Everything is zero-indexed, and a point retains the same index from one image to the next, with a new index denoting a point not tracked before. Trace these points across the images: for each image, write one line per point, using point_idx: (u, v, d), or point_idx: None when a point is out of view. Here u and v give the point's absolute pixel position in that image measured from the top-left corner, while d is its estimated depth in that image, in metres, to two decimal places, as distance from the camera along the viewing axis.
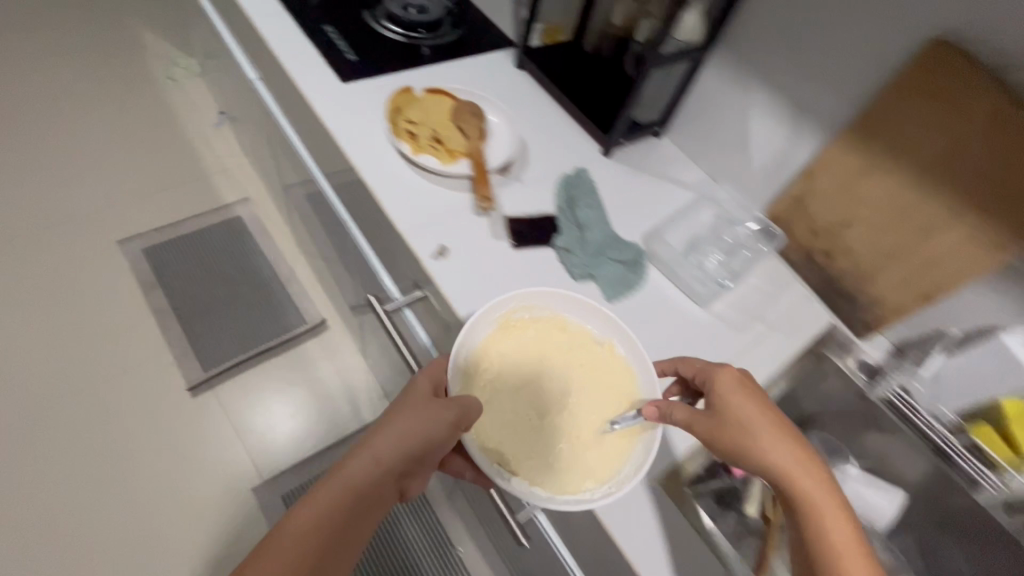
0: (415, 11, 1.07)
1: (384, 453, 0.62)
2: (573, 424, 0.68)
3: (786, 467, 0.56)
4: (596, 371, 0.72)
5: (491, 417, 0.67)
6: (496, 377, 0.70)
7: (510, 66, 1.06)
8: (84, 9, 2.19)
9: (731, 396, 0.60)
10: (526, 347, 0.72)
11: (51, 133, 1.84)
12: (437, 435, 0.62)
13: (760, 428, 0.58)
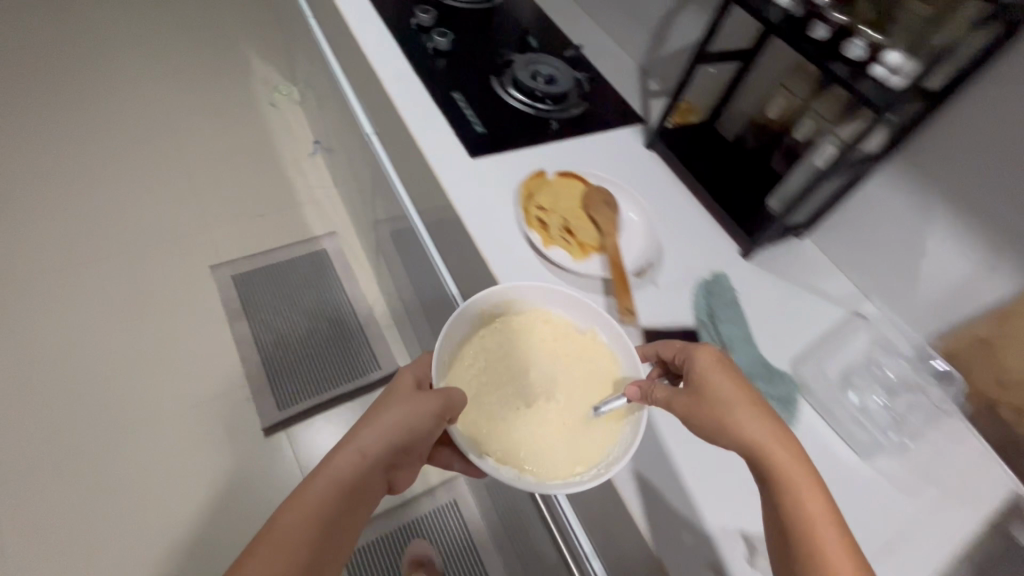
0: (542, 80, 1.03)
1: (375, 445, 0.60)
2: (553, 412, 0.70)
3: (762, 442, 0.53)
4: (579, 368, 0.74)
5: (480, 404, 0.69)
6: (479, 367, 0.71)
7: (639, 145, 1.00)
8: (200, 34, 2.31)
9: (710, 371, 0.57)
10: (512, 339, 0.74)
11: (158, 151, 1.92)
12: (427, 424, 0.62)
13: (737, 404, 0.55)
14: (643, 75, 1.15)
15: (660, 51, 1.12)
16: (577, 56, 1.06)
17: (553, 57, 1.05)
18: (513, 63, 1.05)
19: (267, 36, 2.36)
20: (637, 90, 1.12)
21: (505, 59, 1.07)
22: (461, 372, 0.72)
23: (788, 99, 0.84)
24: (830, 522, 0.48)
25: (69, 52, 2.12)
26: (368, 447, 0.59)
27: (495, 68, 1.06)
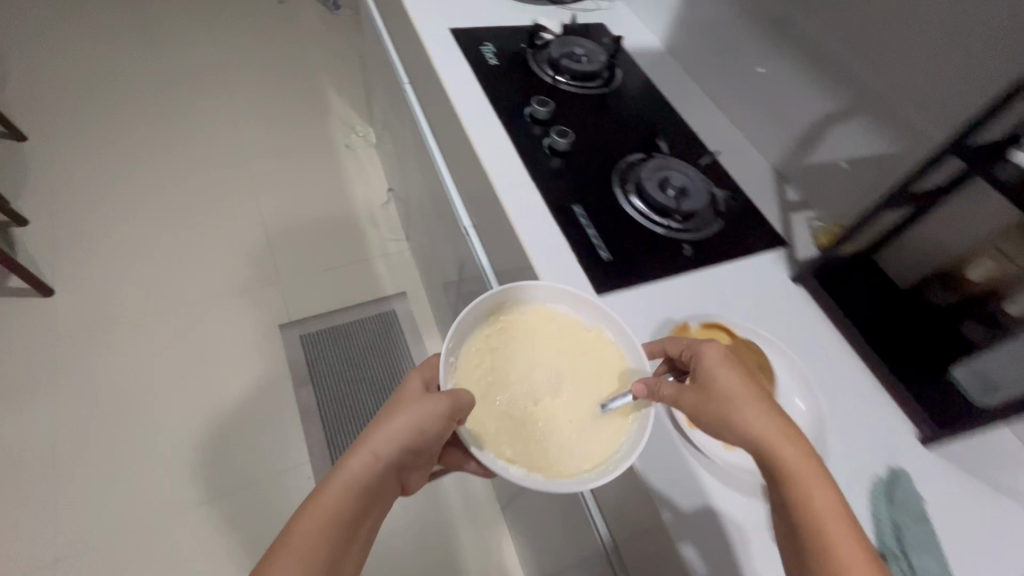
0: (673, 191, 0.90)
1: (387, 450, 0.58)
2: (563, 409, 0.69)
3: (767, 436, 0.51)
4: (589, 363, 0.72)
5: (493, 397, 0.69)
6: (490, 368, 0.70)
7: (784, 278, 0.87)
8: (282, 66, 2.30)
9: (717, 367, 0.57)
10: (524, 335, 0.73)
11: (234, 189, 1.90)
12: (438, 426, 0.60)
13: (744, 400, 0.54)
14: (779, 182, 1.02)
15: (804, 159, 0.98)
16: (712, 163, 0.93)
17: (685, 164, 0.93)
18: (639, 170, 0.93)
19: (348, 73, 2.33)
20: (773, 201, 0.98)
21: (629, 163, 0.95)
22: (467, 370, 0.70)
23: (995, 263, 0.72)
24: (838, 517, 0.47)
25: (157, 79, 2.13)
26: (382, 451, 0.58)
27: (617, 174, 0.94)
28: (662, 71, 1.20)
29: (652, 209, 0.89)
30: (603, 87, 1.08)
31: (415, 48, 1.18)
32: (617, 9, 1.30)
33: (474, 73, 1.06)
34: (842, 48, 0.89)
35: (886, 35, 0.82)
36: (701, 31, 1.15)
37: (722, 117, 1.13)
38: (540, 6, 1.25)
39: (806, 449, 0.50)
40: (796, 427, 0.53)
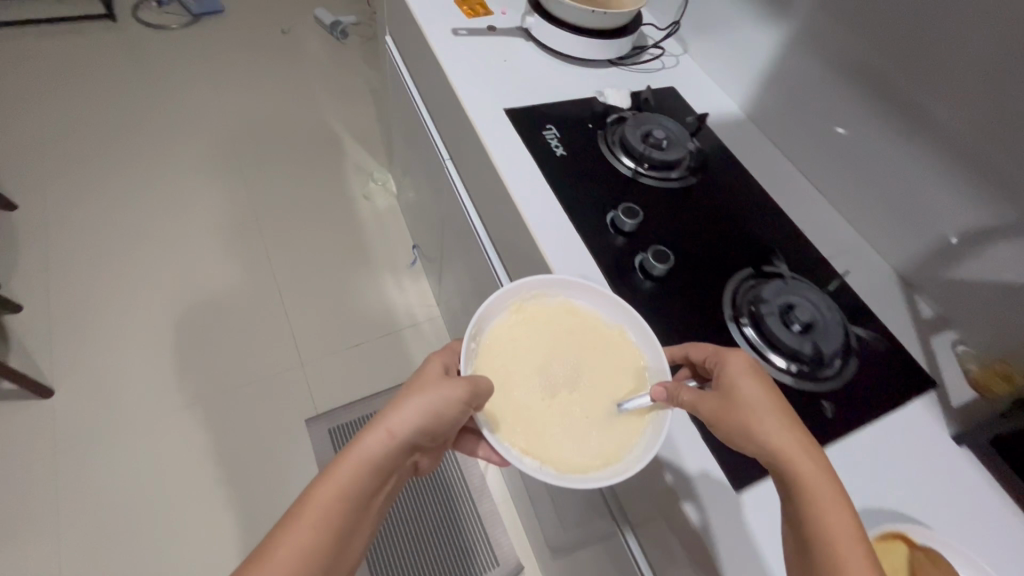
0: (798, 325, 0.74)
1: (400, 431, 0.64)
2: (577, 403, 0.71)
3: (785, 446, 0.55)
4: (602, 360, 0.75)
5: (518, 392, 0.71)
6: (511, 360, 0.73)
7: (946, 437, 0.70)
8: (291, 109, 2.15)
9: (740, 378, 0.61)
10: (544, 329, 0.75)
11: (246, 256, 1.74)
12: (452, 411, 0.65)
13: (763, 410, 0.58)
14: (907, 293, 0.86)
15: (944, 271, 0.82)
16: (840, 285, 0.79)
17: (811, 290, 0.77)
18: (756, 299, 0.77)
19: (363, 114, 2.16)
20: (905, 320, 0.83)
21: (742, 291, 0.79)
22: (489, 361, 0.73)
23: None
24: (850, 525, 0.49)
25: (158, 134, 1.98)
26: (396, 431, 0.63)
27: (728, 303, 0.79)
28: (748, 146, 1.04)
29: (777, 350, 0.73)
30: (691, 176, 0.92)
31: (462, 132, 1.02)
32: (687, 67, 1.14)
33: (541, 170, 0.90)
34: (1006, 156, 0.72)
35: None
36: (797, 103, 0.98)
37: (825, 205, 0.97)
38: (602, 72, 1.08)
39: (821, 460, 0.53)
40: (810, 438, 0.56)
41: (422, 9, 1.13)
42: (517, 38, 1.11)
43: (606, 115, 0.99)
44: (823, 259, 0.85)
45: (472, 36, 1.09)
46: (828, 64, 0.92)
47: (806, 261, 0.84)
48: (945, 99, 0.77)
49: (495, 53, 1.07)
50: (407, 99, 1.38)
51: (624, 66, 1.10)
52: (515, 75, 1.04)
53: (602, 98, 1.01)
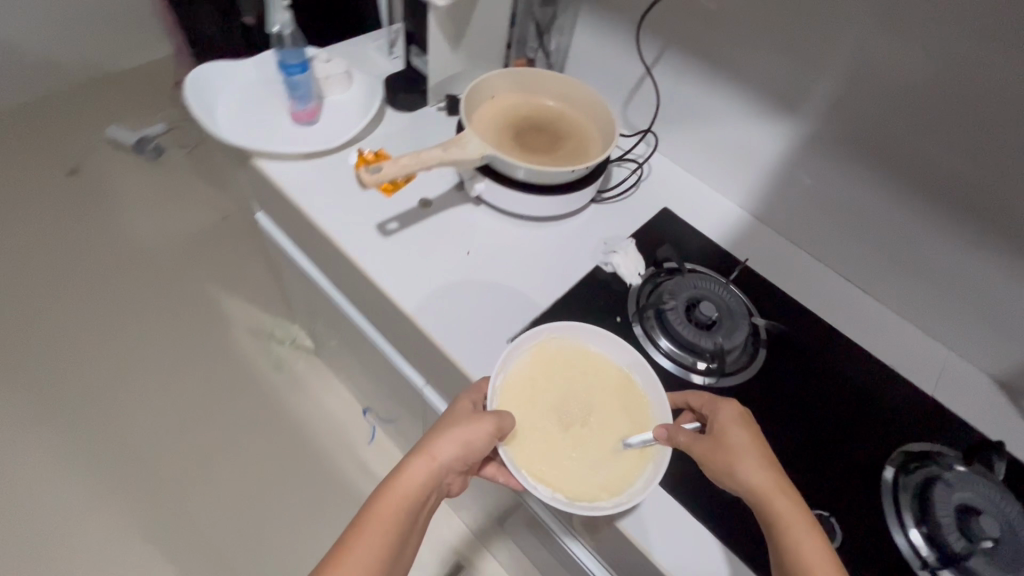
0: (982, 542, 0.59)
1: (447, 458, 0.60)
2: (580, 438, 0.66)
3: (763, 489, 0.56)
4: (611, 399, 0.68)
5: (526, 431, 0.65)
6: (528, 399, 0.66)
7: None
8: (127, 283, 1.62)
9: (731, 424, 0.60)
10: (554, 367, 0.69)
11: (147, 521, 1.28)
12: (480, 443, 0.60)
13: (748, 455, 0.58)
14: (1015, 400, 0.76)
15: None
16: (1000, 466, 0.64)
17: (975, 481, 0.63)
18: (942, 543, 0.60)
19: (226, 255, 1.69)
20: None
21: (911, 529, 0.62)
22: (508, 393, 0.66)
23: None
24: (822, 556, 0.52)
25: None
26: (442, 456, 0.59)
27: (918, 565, 0.60)
28: (776, 260, 0.87)
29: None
30: (760, 345, 0.73)
31: (446, 369, 0.73)
32: (665, 173, 0.94)
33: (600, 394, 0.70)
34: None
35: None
36: (825, 202, 0.83)
37: (882, 309, 0.85)
38: (586, 220, 0.84)
39: (800, 505, 0.54)
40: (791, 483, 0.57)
41: (320, 204, 0.79)
42: (465, 207, 0.82)
43: (628, 297, 0.76)
44: (939, 407, 0.72)
45: (408, 226, 0.79)
46: (864, 163, 0.76)
47: (927, 419, 0.71)
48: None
49: (449, 244, 0.78)
50: (314, 285, 1.02)
51: (607, 202, 0.86)
52: (492, 270, 0.76)
53: (612, 268, 0.77)
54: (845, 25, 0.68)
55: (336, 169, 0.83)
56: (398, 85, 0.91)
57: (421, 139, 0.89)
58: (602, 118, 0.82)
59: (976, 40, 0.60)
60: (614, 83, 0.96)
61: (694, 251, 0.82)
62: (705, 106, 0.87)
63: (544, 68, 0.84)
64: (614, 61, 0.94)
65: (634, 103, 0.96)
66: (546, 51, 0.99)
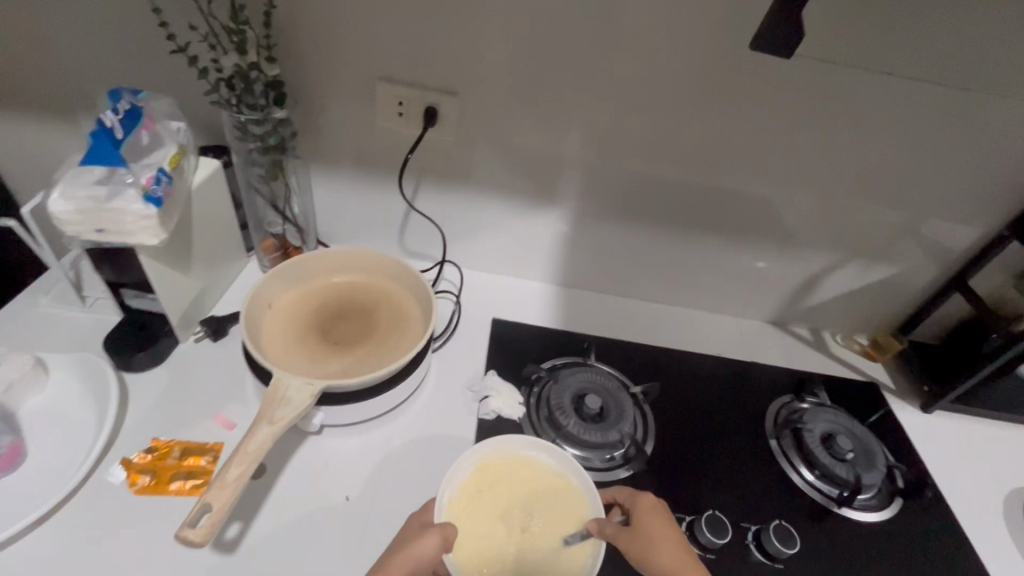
0: (849, 455, 0.75)
1: (399, 571, 0.51)
2: (526, 544, 0.59)
3: (682, 569, 0.55)
4: (557, 502, 0.63)
5: (470, 548, 0.58)
6: (473, 512, 0.61)
7: (919, 417, 0.89)
8: None
9: (649, 509, 0.60)
10: (490, 485, 0.63)
11: None
12: (431, 551, 0.53)
13: (666, 538, 0.57)
14: (785, 330, 1.01)
15: (807, 301, 0.99)
16: (821, 397, 0.86)
17: (823, 414, 0.82)
18: (835, 477, 0.74)
19: None
20: (817, 355, 0.98)
21: (806, 472, 0.76)
22: (459, 502, 0.61)
23: (998, 289, 0.91)
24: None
25: None
26: (393, 569, 0.51)
27: (833, 505, 0.73)
28: (600, 314, 0.96)
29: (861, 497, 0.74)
30: (644, 404, 0.79)
31: None
32: (472, 286, 0.94)
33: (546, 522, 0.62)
34: (816, 216, 0.87)
35: (866, 192, 0.84)
36: (609, 251, 0.94)
37: (682, 310, 1.01)
38: (438, 377, 0.78)
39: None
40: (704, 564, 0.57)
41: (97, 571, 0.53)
42: (307, 442, 0.67)
43: (524, 430, 0.73)
44: (764, 368, 0.90)
45: (256, 518, 0.60)
46: (625, 215, 0.89)
47: (768, 384, 0.88)
48: (733, 197, 0.86)
49: (318, 502, 0.63)
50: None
51: (444, 346, 0.83)
52: (386, 498, 0.64)
53: (494, 414, 0.74)
54: (566, 122, 0.79)
55: (102, 509, 0.57)
56: (129, 345, 0.69)
57: (199, 391, 0.69)
58: (399, 271, 0.77)
59: (659, 105, 0.77)
60: (380, 225, 0.91)
61: (542, 349, 0.84)
62: (479, 216, 0.90)
63: (311, 251, 0.75)
64: (370, 207, 0.89)
65: (409, 235, 0.92)
66: (291, 217, 0.86)
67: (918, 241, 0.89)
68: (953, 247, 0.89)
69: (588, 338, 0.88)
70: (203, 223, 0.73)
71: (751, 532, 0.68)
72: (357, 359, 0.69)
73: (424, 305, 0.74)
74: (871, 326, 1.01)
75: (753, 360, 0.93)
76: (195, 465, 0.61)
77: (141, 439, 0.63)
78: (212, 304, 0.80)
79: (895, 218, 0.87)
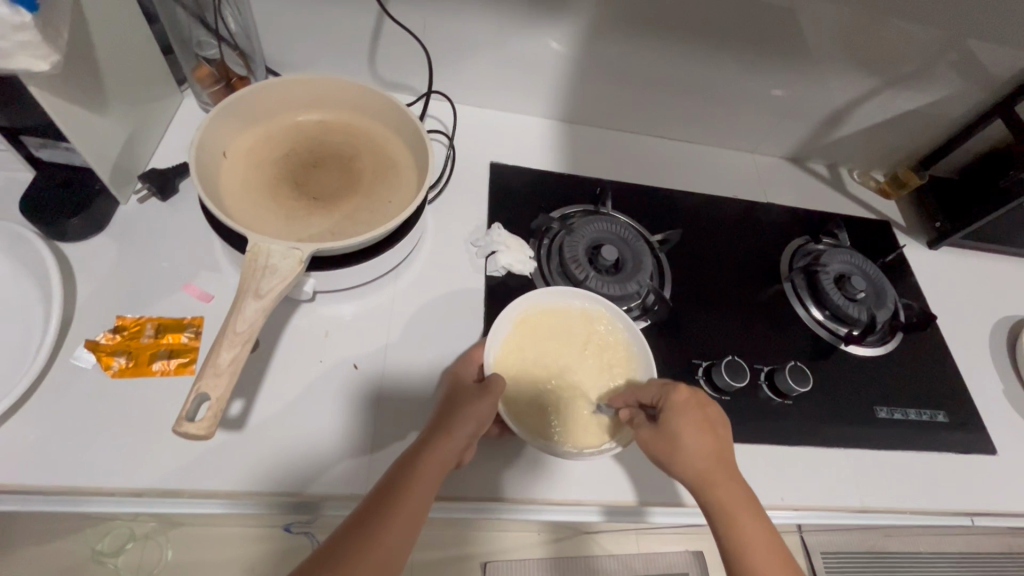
0: (863, 294, 0.74)
1: (462, 433, 0.49)
2: (577, 395, 0.57)
3: (707, 480, 0.50)
4: (605, 351, 0.60)
5: (522, 397, 0.56)
6: (522, 364, 0.58)
7: (925, 253, 0.89)
8: None
9: (682, 412, 0.52)
10: (537, 338, 0.60)
11: None
12: (486, 412, 0.51)
13: (697, 445, 0.51)
14: (803, 169, 0.94)
15: (832, 135, 0.90)
16: (838, 240, 0.82)
17: (844, 254, 0.78)
18: (846, 318, 0.74)
19: None
20: (833, 192, 0.93)
21: (818, 313, 0.76)
22: (510, 355, 0.58)
23: None
24: (768, 551, 0.47)
25: None
26: (458, 431, 0.49)
27: (839, 343, 0.74)
28: (612, 154, 0.85)
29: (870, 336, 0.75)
30: (660, 253, 0.74)
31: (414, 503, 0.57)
32: (467, 124, 0.81)
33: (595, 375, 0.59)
34: (867, 33, 0.73)
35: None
36: (623, 79, 0.80)
37: (699, 147, 0.91)
38: (437, 233, 0.70)
39: (742, 493, 0.49)
40: (733, 471, 0.51)
41: (92, 459, 0.49)
42: (302, 311, 0.61)
43: (537, 286, 0.67)
44: (779, 209, 0.85)
45: (258, 395, 0.55)
46: (646, 32, 0.73)
47: (783, 227, 0.83)
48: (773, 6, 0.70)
49: (322, 374, 0.57)
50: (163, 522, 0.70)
51: (442, 195, 0.73)
52: (398, 364, 0.60)
53: (505, 270, 0.67)
54: None
55: (80, 397, 0.51)
56: (54, 208, 0.56)
57: (159, 261, 0.59)
58: (378, 103, 0.62)
59: None
60: (346, 49, 0.72)
61: (552, 197, 0.75)
62: (468, 34, 0.72)
63: (264, 80, 0.58)
64: (327, 23, 0.69)
65: (383, 60, 0.74)
66: (226, 34, 0.66)
67: (970, 62, 0.77)
68: (1011, 66, 0.78)
69: (600, 182, 0.79)
70: (106, 42, 0.55)
71: (764, 373, 0.69)
72: (346, 217, 0.58)
73: (414, 146, 0.62)
74: (889, 160, 0.95)
75: (770, 201, 0.87)
76: (176, 343, 0.54)
77: (104, 319, 0.54)
78: (149, 153, 0.65)
79: (954, 35, 0.74)
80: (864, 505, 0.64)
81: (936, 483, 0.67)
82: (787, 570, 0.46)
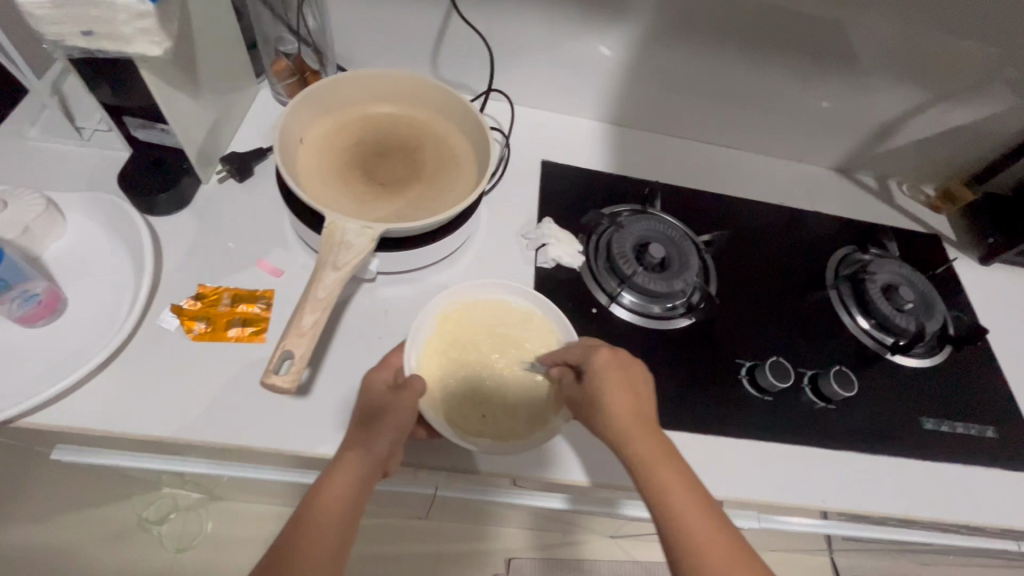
0: (910, 305, 0.74)
1: (379, 445, 0.48)
2: (508, 382, 0.57)
3: (626, 433, 0.47)
4: (529, 333, 0.60)
5: (450, 396, 0.55)
6: (448, 366, 0.57)
7: (977, 268, 0.87)
8: None
9: (602, 369, 0.50)
10: (459, 336, 0.59)
11: None
12: (404, 421, 0.49)
13: (619, 400, 0.48)
14: (851, 180, 0.94)
15: (883, 146, 0.89)
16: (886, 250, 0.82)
17: (890, 265, 0.78)
18: (893, 328, 0.74)
19: None
20: (881, 204, 0.92)
21: (863, 322, 0.75)
22: (429, 355, 0.57)
23: None
24: (694, 505, 0.43)
25: None
26: (374, 443, 0.48)
27: (885, 352, 0.74)
28: (659, 158, 0.87)
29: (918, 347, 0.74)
30: (706, 254, 0.75)
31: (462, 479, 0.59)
32: (520, 123, 0.84)
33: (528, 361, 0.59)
34: (925, 45, 0.74)
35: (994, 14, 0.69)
36: (675, 84, 0.81)
37: (746, 154, 0.92)
38: (490, 225, 0.72)
39: (666, 449, 0.46)
40: (658, 428, 0.48)
41: (171, 413, 0.53)
42: (363, 290, 0.64)
43: (585, 279, 0.69)
44: (826, 217, 0.86)
45: (320, 365, 0.58)
46: (701, 39, 0.75)
47: (829, 235, 0.83)
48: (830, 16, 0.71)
49: (379, 349, 0.60)
50: (219, 488, 0.74)
51: (495, 189, 0.76)
52: None
53: (554, 262, 0.70)
54: None
55: (162, 356, 0.55)
56: (147, 184, 0.61)
57: (235, 236, 0.63)
58: (442, 99, 0.66)
59: None
60: (412, 47, 0.77)
61: (601, 195, 0.77)
62: (528, 37, 0.76)
63: (341, 73, 0.62)
64: (397, 23, 0.73)
65: (445, 59, 0.78)
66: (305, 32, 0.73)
67: None
68: None
69: (647, 183, 0.81)
70: (204, 33, 0.59)
71: (808, 376, 0.69)
72: (410, 203, 0.62)
73: (474, 140, 0.65)
74: (941, 173, 0.94)
75: (817, 209, 0.88)
76: (249, 312, 0.58)
77: (187, 286, 0.59)
78: (229, 137, 0.70)
79: (1016, 48, 0.73)
80: (909, 514, 0.63)
81: (984, 497, 0.66)
82: (717, 526, 0.42)
